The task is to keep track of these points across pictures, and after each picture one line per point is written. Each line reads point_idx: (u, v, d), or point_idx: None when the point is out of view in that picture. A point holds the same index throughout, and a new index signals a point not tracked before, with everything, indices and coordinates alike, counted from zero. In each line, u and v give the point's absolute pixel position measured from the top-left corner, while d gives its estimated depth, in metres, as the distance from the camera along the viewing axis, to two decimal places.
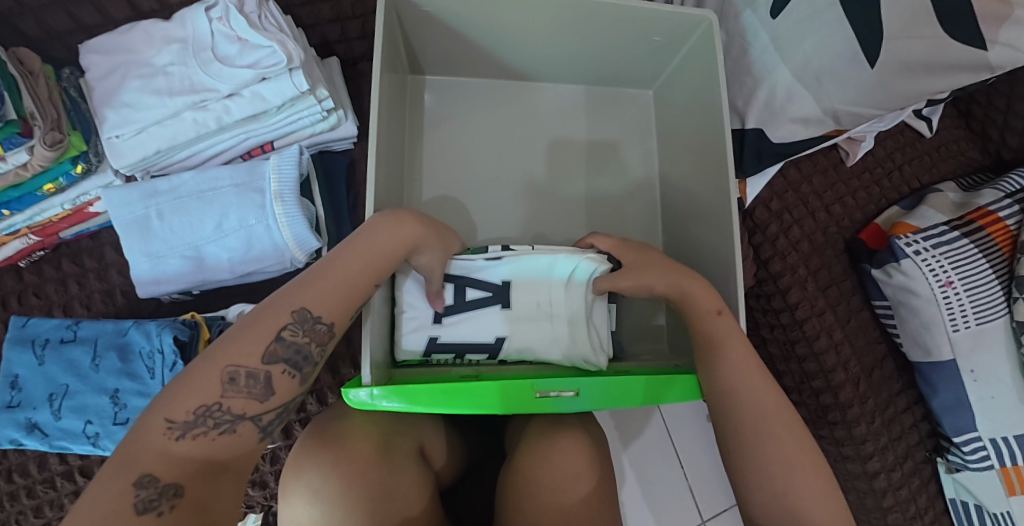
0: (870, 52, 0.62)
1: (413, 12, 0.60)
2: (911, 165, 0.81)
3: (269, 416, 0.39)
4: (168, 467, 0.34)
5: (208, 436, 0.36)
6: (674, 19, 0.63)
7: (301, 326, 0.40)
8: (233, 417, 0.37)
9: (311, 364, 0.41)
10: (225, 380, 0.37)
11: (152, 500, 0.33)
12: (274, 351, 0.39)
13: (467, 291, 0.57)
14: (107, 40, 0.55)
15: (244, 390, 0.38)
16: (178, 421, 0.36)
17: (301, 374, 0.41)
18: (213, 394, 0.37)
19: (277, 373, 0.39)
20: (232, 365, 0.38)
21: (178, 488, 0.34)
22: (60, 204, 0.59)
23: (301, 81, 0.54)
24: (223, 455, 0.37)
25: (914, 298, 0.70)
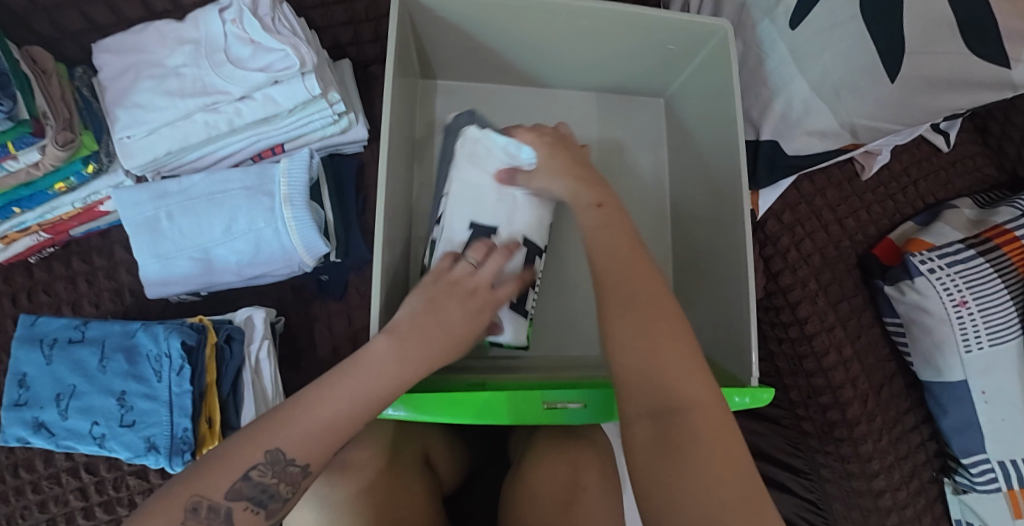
0: (891, 66, 0.61)
1: (427, 16, 0.60)
2: (927, 180, 0.80)
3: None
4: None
5: None
6: (689, 29, 0.62)
7: (273, 467, 0.34)
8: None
9: (280, 501, 0.35)
10: (186, 511, 0.31)
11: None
12: (238, 488, 0.33)
13: None
14: (120, 40, 0.55)
15: (204, 524, 0.32)
16: None
17: (266, 511, 0.34)
18: (172, 523, 0.30)
19: (239, 509, 0.33)
20: (196, 495, 0.31)
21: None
22: (71, 203, 0.59)
23: (313, 85, 0.54)
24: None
25: (927, 316, 0.69)
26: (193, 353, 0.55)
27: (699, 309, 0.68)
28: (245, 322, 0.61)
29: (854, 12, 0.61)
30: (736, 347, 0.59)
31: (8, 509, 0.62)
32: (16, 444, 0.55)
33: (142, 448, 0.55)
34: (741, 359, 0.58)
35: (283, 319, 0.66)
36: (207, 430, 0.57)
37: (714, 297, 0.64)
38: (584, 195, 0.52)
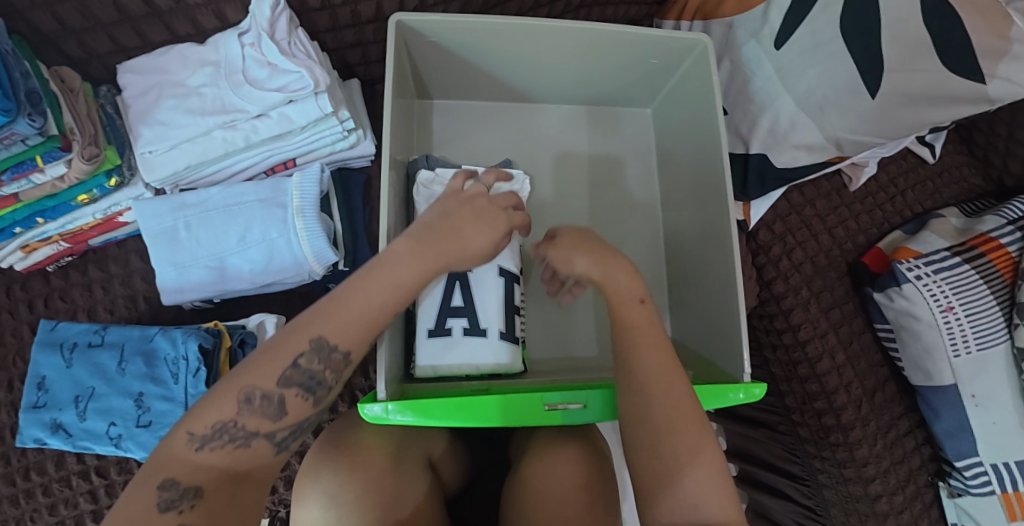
0: (871, 84, 0.64)
1: (420, 41, 0.63)
2: (914, 190, 0.83)
3: (283, 433, 0.40)
4: (190, 476, 0.36)
5: (223, 449, 0.37)
6: (670, 43, 0.66)
7: (317, 355, 0.40)
8: (247, 434, 0.38)
9: (325, 387, 0.41)
10: (242, 400, 0.38)
11: (174, 501, 0.35)
12: (288, 377, 0.39)
13: (451, 299, 0.60)
14: (144, 61, 0.58)
15: (259, 410, 0.38)
16: (198, 433, 0.37)
17: (313, 397, 0.41)
18: (229, 411, 0.37)
19: (290, 396, 0.39)
20: (248, 386, 0.38)
21: (198, 492, 0.36)
22: (92, 214, 0.62)
23: (325, 103, 0.57)
24: (240, 467, 0.38)
25: (915, 322, 0.71)
26: (208, 356, 0.58)
27: (693, 317, 0.70)
28: (258, 326, 0.63)
29: (836, 33, 0.65)
30: (728, 350, 0.61)
31: (18, 512, 0.63)
32: (33, 445, 0.57)
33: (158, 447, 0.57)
34: (733, 361, 0.60)
35: None
36: None
37: (706, 301, 0.66)
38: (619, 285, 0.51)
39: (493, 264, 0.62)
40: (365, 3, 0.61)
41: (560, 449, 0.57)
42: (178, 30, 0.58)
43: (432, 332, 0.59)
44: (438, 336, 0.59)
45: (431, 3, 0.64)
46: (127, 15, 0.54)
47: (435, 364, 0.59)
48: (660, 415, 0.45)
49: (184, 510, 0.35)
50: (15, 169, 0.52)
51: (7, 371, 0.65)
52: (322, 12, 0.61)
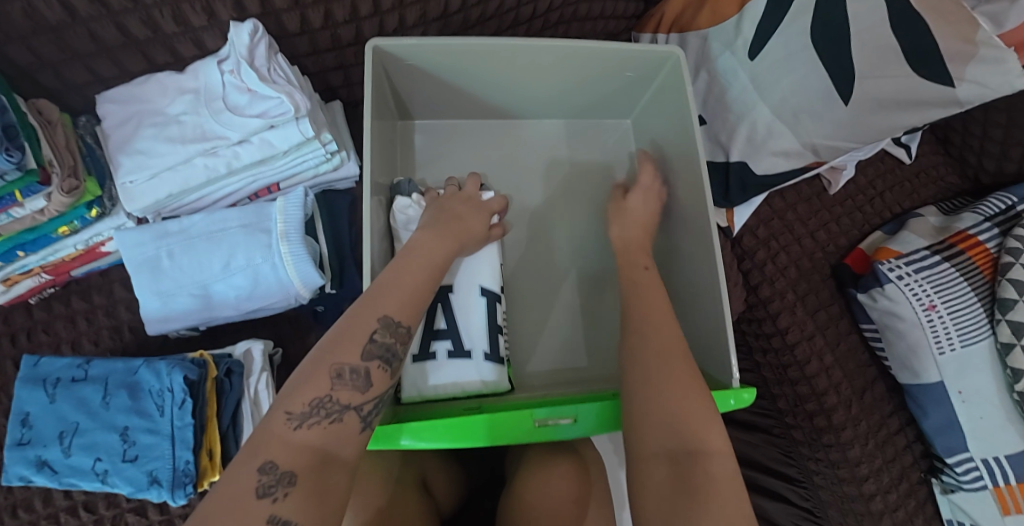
0: (844, 90, 0.65)
1: (399, 64, 0.64)
2: (892, 191, 0.84)
3: (369, 406, 0.40)
4: (289, 456, 0.35)
5: (321, 425, 0.37)
6: (646, 56, 0.67)
7: (389, 329, 0.41)
8: (341, 407, 0.38)
9: (398, 360, 0.42)
10: (333, 375, 0.38)
11: (271, 486, 0.34)
12: (369, 350, 0.40)
13: (435, 321, 0.61)
14: (122, 91, 0.58)
15: (349, 384, 0.39)
16: (296, 413, 0.36)
17: (391, 369, 0.42)
18: (324, 387, 0.38)
19: (374, 368, 0.40)
20: (338, 362, 0.39)
21: (294, 476, 0.34)
22: (73, 245, 0.61)
23: (307, 128, 0.57)
24: (331, 444, 0.37)
25: (899, 321, 0.72)
26: (194, 388, 0.57)
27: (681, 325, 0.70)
28: (244, 355, 0.63)
29: (807, 42, 0.66)
30: (715, 358, 0.61)
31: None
32: (19, 483, 0.56)
33: (145, 482, 0.56)
34: (721, 371, 0.60)
35: (283, 351, 0.68)
36: (207, 462, 0.59)
37: (690, 308, 0.67)
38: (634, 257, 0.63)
39: (474, 284, 0.63)
40: (345, 27, 0.62)
41: (554, 464, 0.57)
42: (157, 60, 0.58)
43: (418, 356, 0.59)
44: (423, 360, 0.59)
45: (411, 25, 0.65)
46: (105, 47, 0.54)
47: (421, 387, 0.59)
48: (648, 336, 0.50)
49: (278, 497, 0.34)
50: None
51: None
52: (301, 38, 0.61)
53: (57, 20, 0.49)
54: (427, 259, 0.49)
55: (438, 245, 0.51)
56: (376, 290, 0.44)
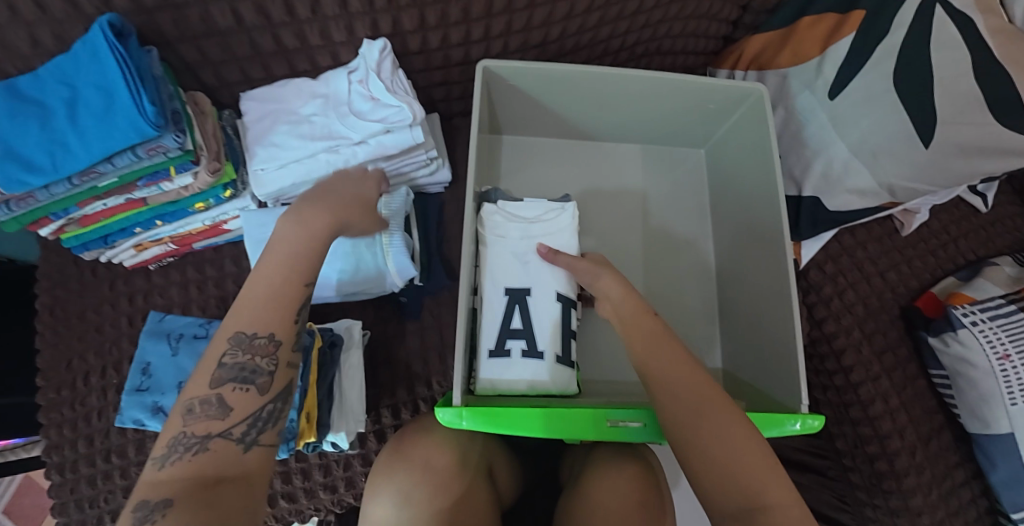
0: (926, 133, 0.67)
1: (501, 84, 0.70)
2: (966, 238, 0.84)
3: (240, 428, 0.44)
4: (158, 490, 0.39)
5: (183, 457, 0.41)
6: (729, 90, 0.71)
7: (237, 347, 0.45)
8: (199, 438, 0.42)
9: (262, 375, 0.46)
10: (185, 412, 0.43)
11: (148, 514, 0.37)
12: (217, 376, 0.45)
13: (512, 320, 0.65)
14: (265, 91, 0.67)
15: (203, 414, 0.43)
16: (160, 454, 0.41)
17: (255, 386, 0.46)
18: (178, 426, 0.42)
19: (227, 392, 0.45)
20: (189, 399, 0.44)
21: (170, 500, 0.38)
22: (203, 220, 0.69)
23: (418, 134, 0.64)
24: (205, 469, 0.41)
25: (971, 368, 0.72)
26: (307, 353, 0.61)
27: (747, 348, 0.72)
28: (345, 330, 0.68)
29: (890, 85, 0.69)
30: (784, 380, 0.63)
31: (93, 492, 0.68)
32: (132, 425, 0.63)
33: None
34: (789, 392, 0.62)
35: (371, 334, 0.72)
36: (307, 424, 0.60)
37: (756, 331, 0.70)
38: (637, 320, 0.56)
39: (551, 289, 0.67)
40: (456, 49, 0.69)
41: (621, 467, 0.59)
42: (296, 67, 0.66)
43: (492, 351, 0.64)
44: (498, 356, 0.64)
45: (512, 51, 0.72)
46: (259, 52, 0.63)
47: (494, 379, 0.63)
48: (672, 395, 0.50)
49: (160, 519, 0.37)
50: (151, 177, 0.60)
51: (101, 358, 0.72)
52: (419, 56, 0.69)
53: (227, 26, 0.58)
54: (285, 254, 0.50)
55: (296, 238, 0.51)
56: (234, 311, 0.47)
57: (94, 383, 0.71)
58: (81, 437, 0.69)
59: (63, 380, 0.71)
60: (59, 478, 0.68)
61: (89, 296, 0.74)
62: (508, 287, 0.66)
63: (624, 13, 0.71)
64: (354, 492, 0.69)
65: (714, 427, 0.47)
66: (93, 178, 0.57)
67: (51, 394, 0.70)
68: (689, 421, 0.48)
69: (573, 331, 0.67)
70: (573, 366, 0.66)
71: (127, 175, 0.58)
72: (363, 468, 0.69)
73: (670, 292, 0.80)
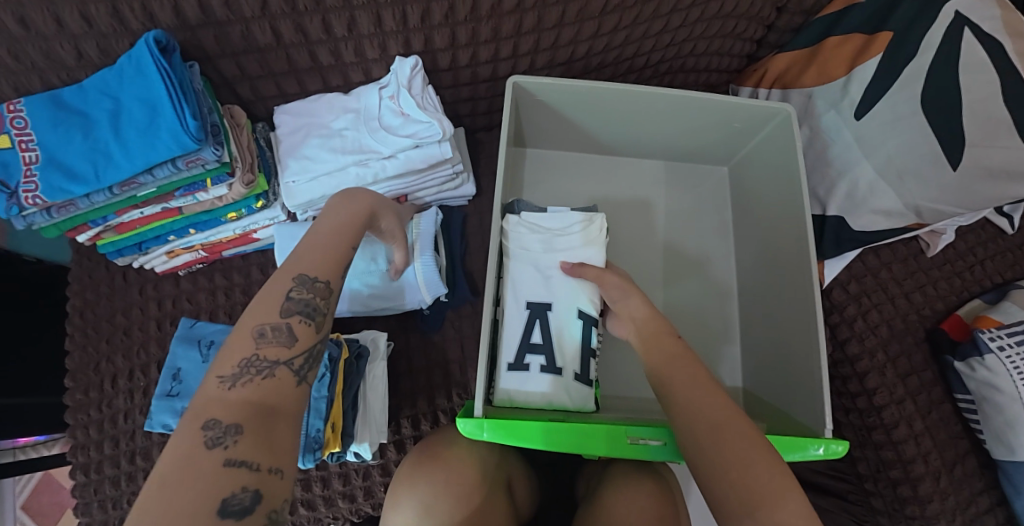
0: (953, 155, 0.67)
1: (529, 99, 0.71)
2: (993, 260, 0.83)
3: (300, 360, 0.46)
4: (228, 411, 0.40)
5: (254, 380, 0.43)
6: (756, 110, 0.71)
7: (302, 286, 0.49)
8: (270, 363, 0.44)
9: (320, 314, 0.49)
10: (256, 335, 0.45)
11: (219, 436, 0.39)
12: (287, 306, 0.48)
13: (532, 334, 0.66)
14: (299, 105, 0.68)
15: (273, 341, 0.46)
16: (228, 375, 0.43)
17: (315, 323, 0.49)
18: (249, 349, 0.44)
19: (294, 322, 0.47)
20: (259, 324, 0.46)
21: (239, 427, 0.40)
22: (233, 229, 0.71)
23: (446, 148, 0.66)
24: (269, 397, 0.43)
25: (998, 394, 0.71)
26: (334, 364, 0.63)
27: (769, 368, 0.71)
28: (371, 342, 0.69)
29: (917, 107, 0.69)
30: (807, 402, 0.63)
31: (117, 493, 0.70)
32: (161, 430, 0.64)
33: None
34: (812, 414, 0.62)
35: (395, 346, 0.73)
36: (332, 434, 0.61)
37: (778, 350, 0.70)
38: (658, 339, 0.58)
39: (572, 306, 0.67)
40: (484, 66, 0.70)
41: (641, 482, 0.60)
42: (329, 82, 0.68)
43: (512, 365, 0.64)
44: (517, 369, 0.64)
45: (539, 68, 0.73)
46: (295, 68, 0.65)
47: (512, 393, 0.63)
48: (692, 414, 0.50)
49: (229, 444, 0.38)
50: (188, 187, 0.62)
51: (129, 361, 0.74)
52: (448, 73, 0.70)
53: (266, 43, 0.60)
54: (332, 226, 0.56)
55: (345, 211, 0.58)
56: (296, 258, 0.52)
57: (121, 385, 0.73)
58: (107, 439, 0.71)
59: (91, 382, 0.73)
60: (84, 478, 0.70)
61: (119, 299, 0.76)
62: (530, 302, 0.67)
63: (650, 32, 0.72)
64: (372, 503, 0.69)
65: (734, 453, 0.46)
66: (133, 188, 0.59)
67: (79, 395, 0.72)
68: (704, 438, 0.48)
69: (592, 350, 0.67)
70: (591, 384, 0.66)
71: (165, 185, 0.60)
72: (383, 478, 0.69)
73: (691, 309, 0.80)
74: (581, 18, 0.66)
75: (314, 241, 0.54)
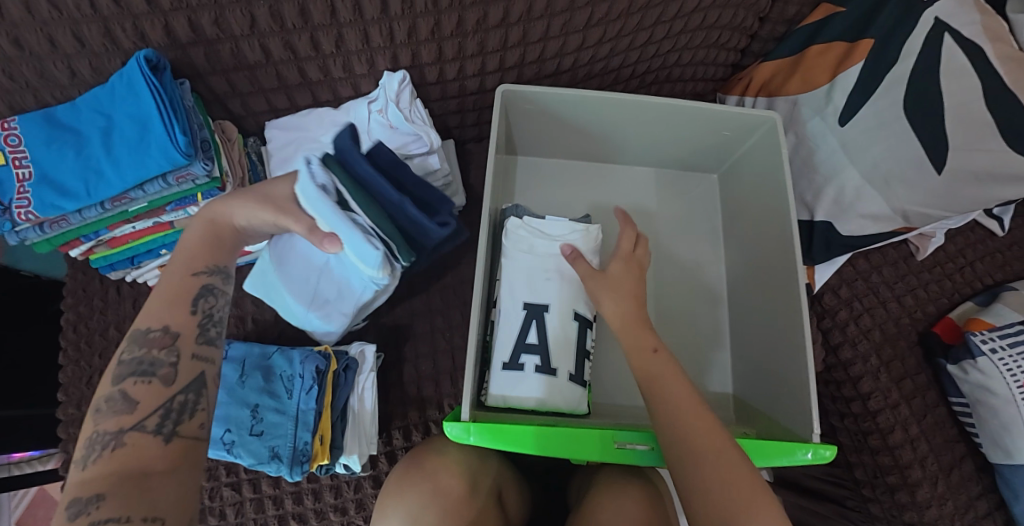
0: (937, 161, 0.68)
1: (518, 108, 0.73)
2: (983, 262, 0.83)
3: (152, 418, 0.43)
4: (84, 488, 0.39)
5: (103, 452, 0.41)
6: (741, 119, 0.73)
7: (131, 346, 0.46)
8: (114, 432, 0.42)
9: (161, 366, 0.46)
10: (97, 412, 0.43)
11: (80, 510, 0.37)
12: (120, 373, 0.45)
13: (528, 335, 0.66)
14: (291, 120, 0.70)
15: (115, 411, 0.43)
16: (78, 459, 0.41)
17: (159, 376, 0.45)
18: (91, 429, 0.42)
19: (132, 386, 0.44)
20: (95, 403, 0.44)
21: (97, 498, 0.38)
22: None
23: (435, 161, 0.69)
24: (129, 462, 0.40)
25: (992, 397, 0.70)
26: (320, 376, 0.64)
27: (759, 374, 0.71)
28: (359, 353, 0.68)
29: (900, 113, 0.70)
30: (794, 404, 0.63)
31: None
32: None
33: (266, 455, 0.62)
34: (800, 420, 0.61)
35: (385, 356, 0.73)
36: (320, 446, 0.63)
37: (766, 355, 0.70)
38: (635, 339, 0.58)
39: (568, 308, 0.68)
40: (472, 79, 0.71)
41: (626, 487, 0.60)
42: (320, 97, 0.69)
43: (507, 364, 0.65)
44: (513, 368, 0.64)
45: (526, 80, 0.74)
46: (285, 84, 0.66)
47: (506, 395, 0.63)
48: (675, 425, 0.50)
49: (93, 511, 0.37)
50: (179, 201, 0.62)
51: None
52: (435, 86, 0.71)
53: (256, 60, 0.61)
54: (185, 255, 0.53)
55: (196, 237, 0.54)
56: (144, 309, 0.49)
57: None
58: None
59: (83, 396, 0.73)
60: None
61: (112, 312, 0.76)
62: (526, 302, 0.67)
63: (635, 44, 0.73)
64: (363, 516, 0.68)
65: (714, 469, 0.47)
66: (125, 203, 0.60)
67: (72, 408, 0.72)
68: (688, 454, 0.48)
69: (586, 351, 0.68)
70: (586, 384, 0.67)
71: (157, 200, 0.61)
72: (374, 489, 0.68)
73: (683, 315, 0.80)
74: (566, 31, 0.67)
75: (173, 275, 0.51)
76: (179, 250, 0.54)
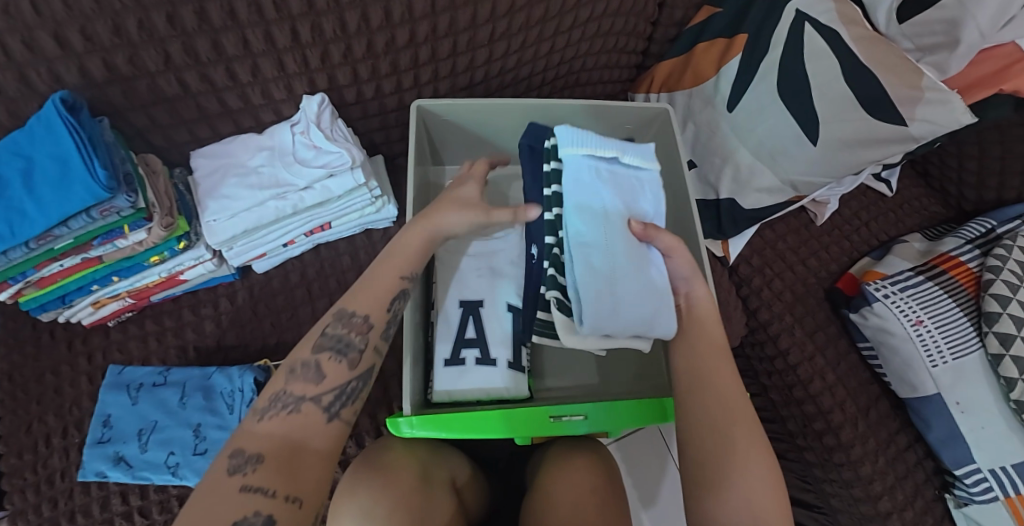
0: (811, 134, 0.77)
1: (436, 120, 0.78)
2: (877, 221, 0.92)
3: (328, 398, 0.47)
4: (255, 443, 0.42)
5: (280, 414, 0.44)
6: (640, 112, 0.80)
7: (340, 320, 0.50)
8: (296, 398, 0.45)
9: (354, 350, 0.50)
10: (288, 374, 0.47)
11: (240, 464, 0.40)
12: (319, 343, 0.49)
13: (467, 329, 0.70)
14: (215, 149, 0.72)
15: (302, 378, 0.47)
16: (261, 408, 0.45)
17: (347, 359, 0.49)
18: (277, 387, 0.46)
19: (325, 359, 0.48)
20: (292, 362, 0.48)
21: (259, 457, 0.41)
22: (158, 272, 0.72)
23: (359, 176, 0.70)
24: (296, 434, 0.44)
25: (891, 337, 0.77)
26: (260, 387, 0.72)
27: None
28: None
29: (775, 94, 0.78)
30: None
31: None
32: (93, 478, 0.68)
33: None
34: None
35: None
36: None
37: None
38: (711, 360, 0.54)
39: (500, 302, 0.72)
40: (390, 97, 0.76)
41: (574, 461, 0.63)
42: (244, 124, 0.72)
43: (448, 360, 0.67)
44: (454, 364, 0.67)
45: (442, 94, 0.80)
46: (206, 114, 0.69)
47: (449, 389, 0.66)
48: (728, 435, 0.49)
49: (248, 471, 0.40)
50: (106, 235, 0.64)
51: (61, 419, 0.73)
52: (356, 106, 0.76)
53: (174, 94, 0.64)
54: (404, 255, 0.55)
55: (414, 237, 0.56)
56: (354, 294, 0.53)
57: (55, 444, 0.72)
58: (45, 500, 0.69)
59: (23, 445, 0.71)
60: None
61: (46, 358, 0.75)
62: (461, 300, 0.71)
63: (539, 54, 0.79)
64: None
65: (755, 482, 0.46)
66: (50, 241, 0.61)
67: (13, 459, 0.70)
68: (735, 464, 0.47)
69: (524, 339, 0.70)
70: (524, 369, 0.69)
71: (82, 236, 0.63)
72: None
73: None
74: (472, 47, 0.73)
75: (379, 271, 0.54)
76: (399, 248, 0.56)
